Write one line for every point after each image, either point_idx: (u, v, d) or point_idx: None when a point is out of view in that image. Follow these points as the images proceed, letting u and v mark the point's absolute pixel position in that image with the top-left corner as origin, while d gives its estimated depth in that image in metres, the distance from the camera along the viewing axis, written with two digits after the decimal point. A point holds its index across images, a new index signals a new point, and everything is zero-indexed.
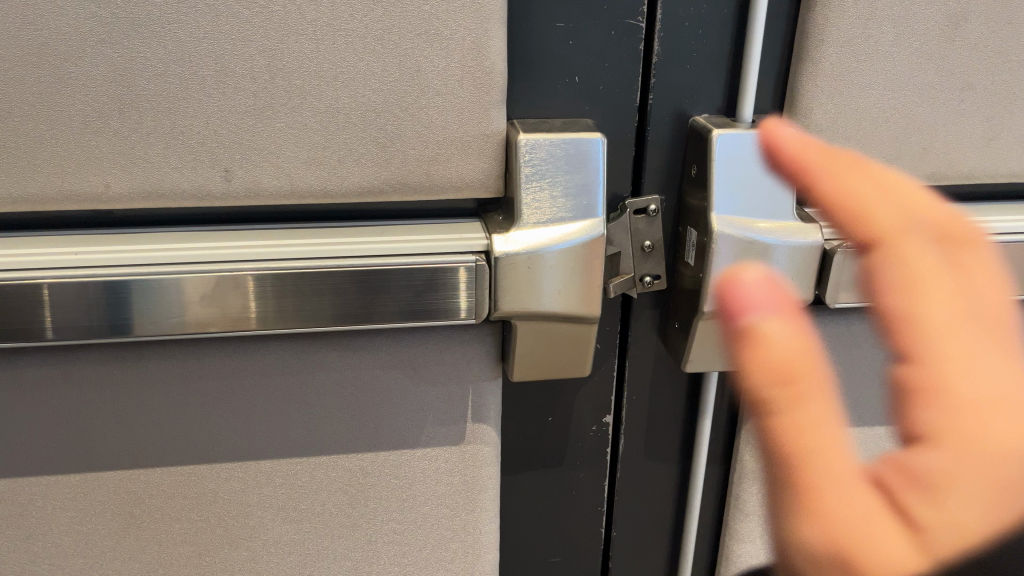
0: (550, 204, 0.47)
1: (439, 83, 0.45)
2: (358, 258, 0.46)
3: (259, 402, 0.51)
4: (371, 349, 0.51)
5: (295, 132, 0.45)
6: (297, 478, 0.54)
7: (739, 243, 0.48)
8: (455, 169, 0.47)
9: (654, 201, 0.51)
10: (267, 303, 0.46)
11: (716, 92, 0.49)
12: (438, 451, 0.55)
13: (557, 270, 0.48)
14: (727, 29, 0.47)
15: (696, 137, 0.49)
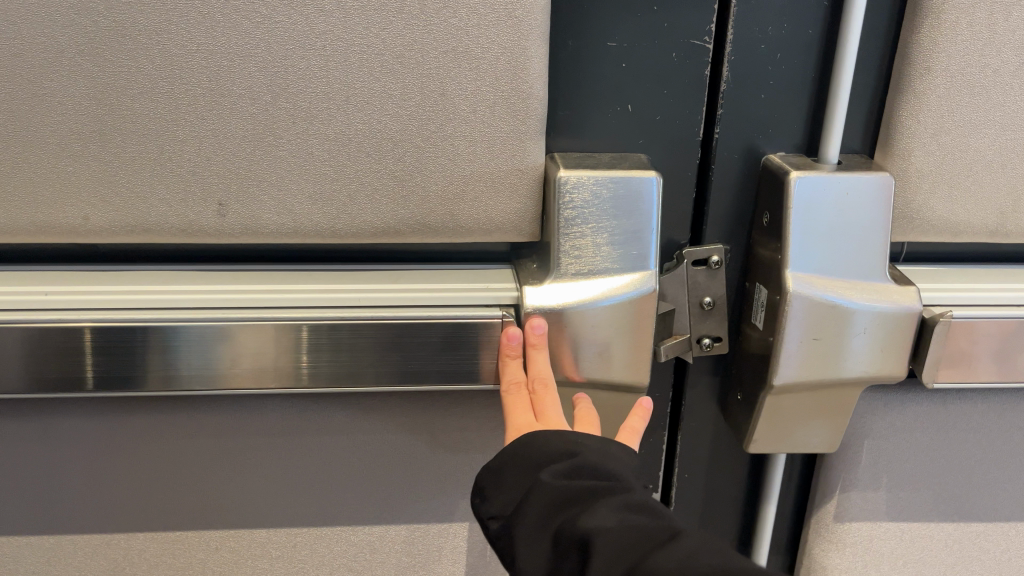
0: (593, 253, 0.40)
1: (467, 109, 0.38)
2: (368, 311, 0.40)
3: (255, 466, 0.45)
4: (384, 411, 0.44)
5: (299, 162, 0.39)
6: (295, 551, 0.48)
7: (817, 308, 0.41)
8: (482, 209, 0.41)
9: (716, 252, 0.44)
10: (321, 357, 0.40)
11: (795, 128, 0.42)
12: (456, 527, 0.48)
13: (598, 329, 0.41)
14: (812, 54, 0.40)
15: (770, 180, 0.41)
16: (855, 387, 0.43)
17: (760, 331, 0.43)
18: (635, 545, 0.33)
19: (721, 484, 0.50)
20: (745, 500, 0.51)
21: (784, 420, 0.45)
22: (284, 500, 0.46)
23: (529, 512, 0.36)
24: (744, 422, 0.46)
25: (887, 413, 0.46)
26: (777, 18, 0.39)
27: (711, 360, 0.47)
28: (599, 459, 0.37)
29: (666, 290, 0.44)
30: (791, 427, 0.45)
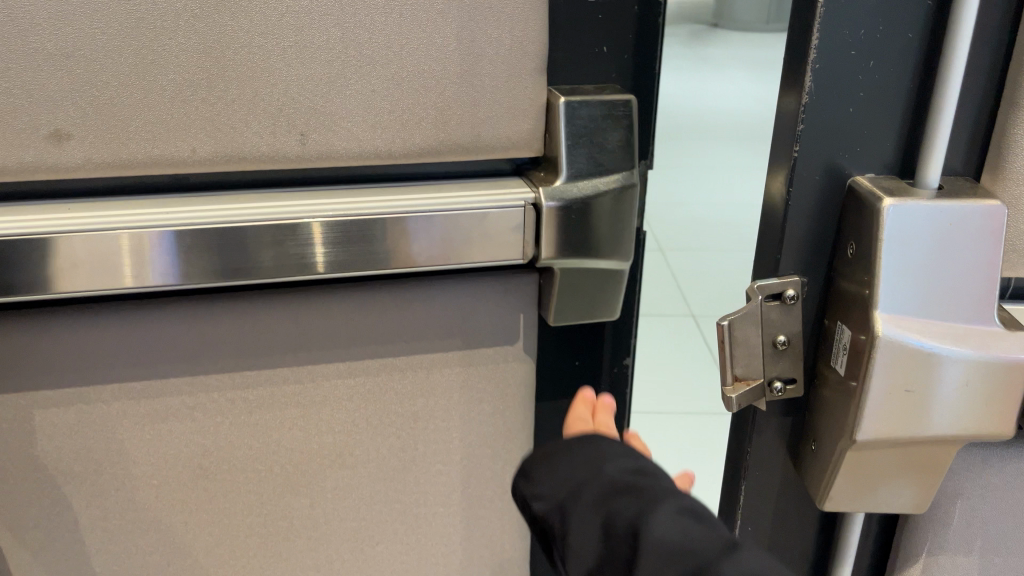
0: (591, 156, 0.40)
1: (497, 38, 0.38)
2: (432, 202, 0.39)
3: (302, 384, 0.44)
4: (435, 306, 0.44)
5: (369, 93, 0.37)
6: (355, 472, 0.47)
7: (910, 358, 0.35)
8: (503, 128, 0.40)
9: (792, 284, 0.39)
10: (417, 242, 0.39)
11: (885, 144, 0.37)
12: (498, 423, 0.48)
13: (595, 217, 0.41)
14: (907, 60, 0.36)
15: (858, 203, 0.36)
16: (947, 445, 0.38)
17: (840, 374, 0.38)
18: (698, 554, 0.32)
19: (789, 533, 0.46)
20: (817, 549, 0.46)
21: (869, 481, 0.39)
22: (332, 423, 0.45)
23: (584, 493, 0.35)
24: (819, 475, 0.40)
25: (986, 470, 0.41)
26: (867, 20, 0.34)
27: (782, 401, 0.42)
28: (657, 470, 0.37)
29: (738, 331, 0.38)
30: (877, 488, 0.39)
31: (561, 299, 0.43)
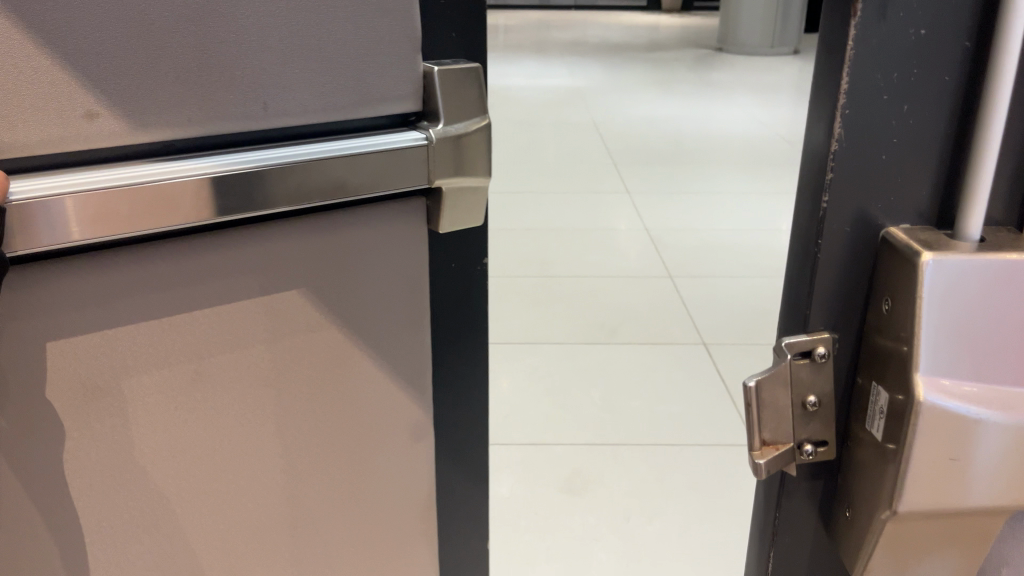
0: (461, 99, 0.57)
1: (402, 23, 0.52)
2: (364, 142, 0.52)
3: (291, 294, 0.54)
4: (362, 228, 0.56)
5: (320, 69, 0.49)
6: (314, 375, 0.58)
7: (939, 419, 0.44)
8: (400, 87, 0.54)
9: (822, 344, 0.51)
10: (356, 171, 0.52)
11: (924, 186, 0.48)
12: (408, 324, 0.62)
13: (471, 146, 0.58)
14: (944, 105, 0.46)
15: (892, 255, 0.47)
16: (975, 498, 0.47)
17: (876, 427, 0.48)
18: None
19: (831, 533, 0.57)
20: None
21: (909, 525, 0.48)
22: (312, 325, 0.56)
23: None
24: (859, 508, 0.50)
25: None
26: (903, 70, 0.45)
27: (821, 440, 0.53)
28: None
29: (776, 389, 0.50)
30: (919, 528, 0.48)
31: (449, 205, 0.59)
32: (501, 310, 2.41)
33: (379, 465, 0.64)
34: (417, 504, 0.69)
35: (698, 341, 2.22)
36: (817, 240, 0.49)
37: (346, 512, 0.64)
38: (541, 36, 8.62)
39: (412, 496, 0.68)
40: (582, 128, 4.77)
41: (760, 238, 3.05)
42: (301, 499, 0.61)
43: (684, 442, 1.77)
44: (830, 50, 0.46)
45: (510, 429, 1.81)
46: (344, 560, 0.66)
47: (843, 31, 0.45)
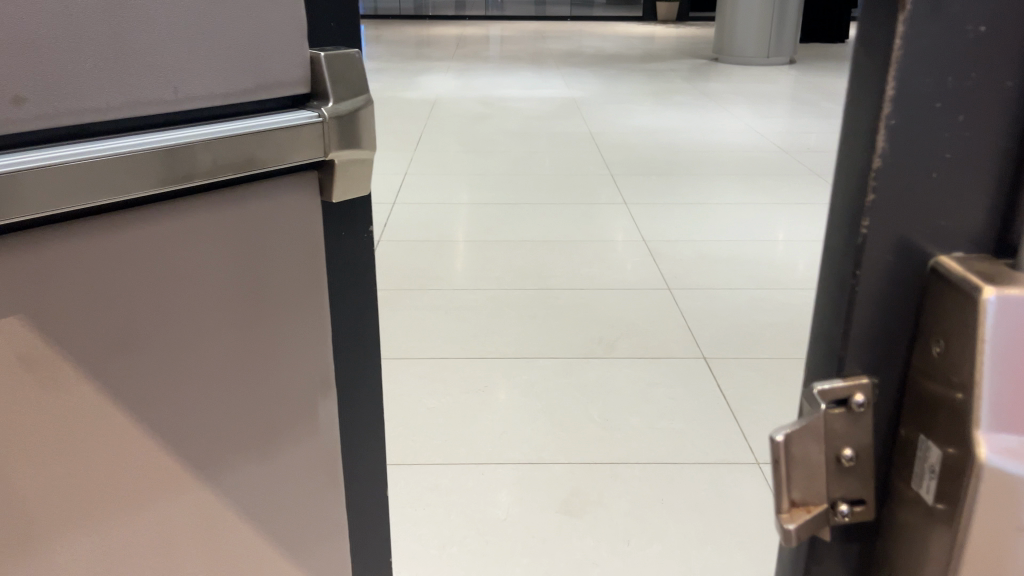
0: (344, 82, 0.66)
1: (288, 15, 0.60)
2: (265, 121, 0.60)
3: (214, 262, 0.61)
4: (263, 198, 0.63)
5: (220, 55, 0.56)
6: (233, 337, 0.64)
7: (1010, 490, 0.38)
8: (290, 72, 0.62)
9: (860, 390, 0.45)
10: (262, 145, 0.60)
11: (980, 209, 0.42)
12: (309, 287, 0.70)
13: (357, 122, 0.68)
14: (1002, 115, 0.40)
15: (946, 292, 0.40)
16: None
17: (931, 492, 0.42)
18: None
19: None
20: None
21: None
22: (235, 287, 0.63)
23: None
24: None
25: None
26: (956, 71, 0.39)
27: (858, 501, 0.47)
28: None
29: (808, 443, 0.45)
30: None
31: (340, 176, 0.68)
32: (499, 324, 2.36)
33: (289, 420, 0.72)
34: (323, 452, 0.76)
35: (700, 356, 2.16)
36: (855, 272, 0.44)
37: (271, 467, 0.71)
38: (539, 48, 8.59)
39: (319, 445, 0.76)
40: (581, 139, 4.73)
41: (763, 250, 2.99)
42: (231, 455, 0.67)
43: (686, 460, 1.72)
44: (873, 49, 0.41)
45: (507, 446, 1.76)
46: (270, 512, 0.72)
47: (890, 27, 0.39)
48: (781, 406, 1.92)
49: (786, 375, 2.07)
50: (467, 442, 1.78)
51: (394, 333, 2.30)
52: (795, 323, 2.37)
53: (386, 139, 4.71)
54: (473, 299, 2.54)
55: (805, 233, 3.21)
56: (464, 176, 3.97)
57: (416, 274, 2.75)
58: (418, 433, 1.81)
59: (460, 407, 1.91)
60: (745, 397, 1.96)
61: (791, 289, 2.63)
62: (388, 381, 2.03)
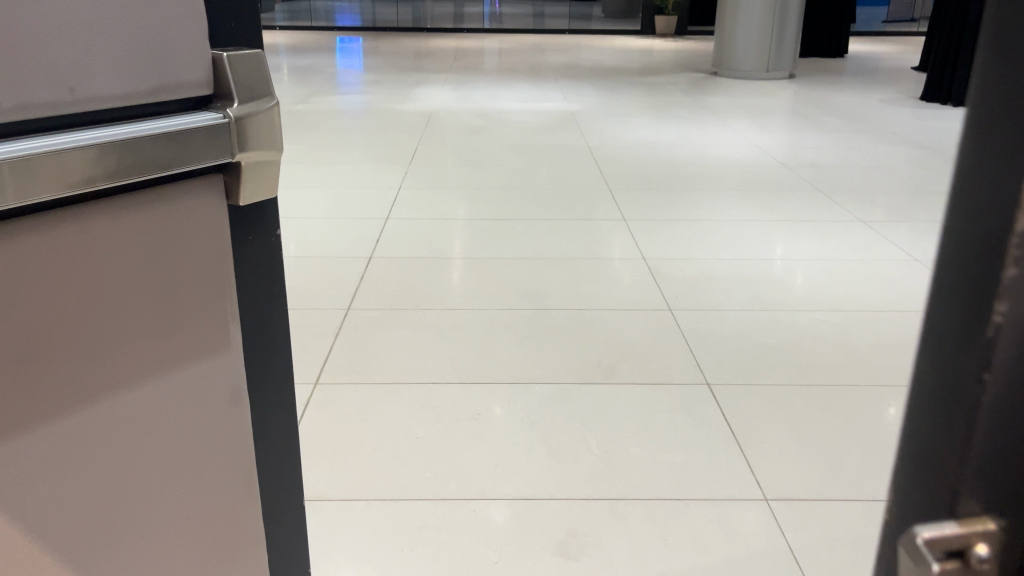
0: (246, 86, 0.78)
1: (177, 29, 0.70)
2: (167, 124, 0.71)
3: (135, 260, 0.71)
4: (169, 203, 0.74)
5: (110, 61, 0.65)
6: (150, 325, 0.74)
7: None
8: (189, 78, 0.73)
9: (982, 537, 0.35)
10: (165, 147, 0.70)
11: None
12: (219, 285, 0.81)
13: (260, 123, 0.80)
14: None
15: None
16: None
17: None
18: None
19: None
20: None
21: None
22: (151, 280, 0.73)
23: None
24: None
25: None
26: None
27: None
28: None
29: None
30: None
31: (246, 173, 0.80)
32: (492, 345, 2.27)
33: (200, 404, 0.82)
34: (230, 434, 0.87)
35: (703, 382, 2.07)
36: (979, 378, 0.35)
37: (180, 443, 0.81)
38: (537, 61, 8.50)
39: (227, 427, 0.87)
40: (579, 153, 4.64)
41: (767, 270, 2.90)
42: (151, 433, 0.78)
43: (690, 496, 1.62)
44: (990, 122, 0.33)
45: (501, 480, 1.67)
46: (175, 484, 0.82)
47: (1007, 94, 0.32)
48: (784, 434, 1.83)
49: (794, 404, 1.97)
50: (458, 475, 1.68)
51: (384, 355, 2.21)
52: (801, 347, 2.28)
53: (381, 152, 4.62)
54: (466, 319, 2.45)
55: (811, 251, 3.12)
56: (460, 190, 3.88)
57: (408, 292, 2.66)
58: (407, 465, 1.72)
59: (453, 437, 1.82)
60: (750, 426, 1.87)
61: (797, 310, 2.54)
62: (377, 408, 1.93)
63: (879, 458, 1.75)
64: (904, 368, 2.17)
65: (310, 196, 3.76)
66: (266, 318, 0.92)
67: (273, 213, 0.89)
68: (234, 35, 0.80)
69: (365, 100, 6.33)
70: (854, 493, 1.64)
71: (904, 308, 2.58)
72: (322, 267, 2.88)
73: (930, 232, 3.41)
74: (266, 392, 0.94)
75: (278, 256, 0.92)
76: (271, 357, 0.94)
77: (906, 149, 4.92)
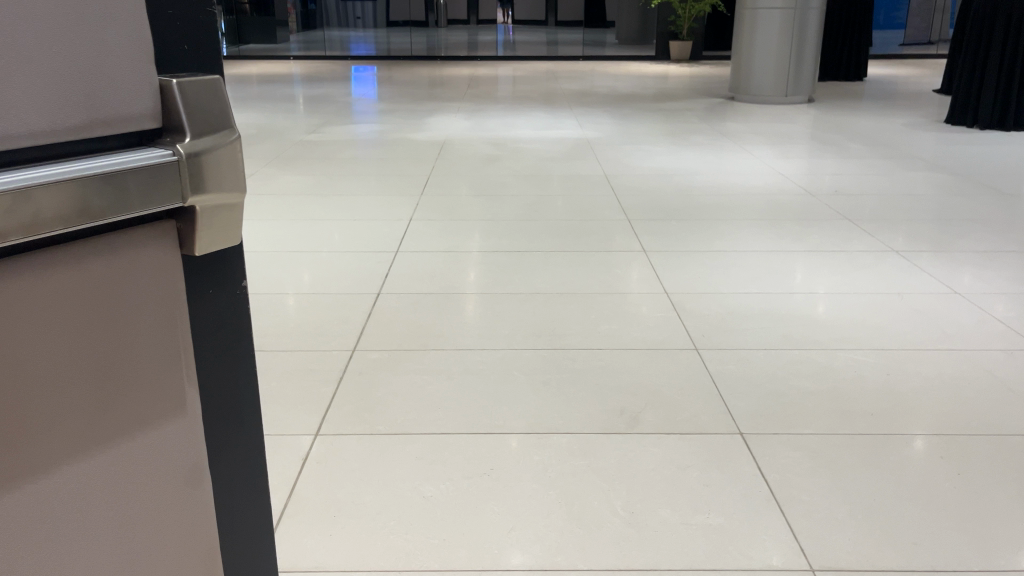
0: (202, 115, 0.59)
1: (118, 43, 0.53)
2: (100, 163, 0.53)
3: (53, 333, 0.52)
4: (111, 254, 0.55)
5: (29, 84, 0.48)
6: (78, 418, 0.56)
7: None
8: (130, 106, 0.55)
9: None
10: (98, 193, 0.52)
11: None
12: (178, 358, 0.63)
13: (222, 159, 0.60)
14: None
15: None
16: None
17: None
18: None
19: None
20: None
21: None
22: (83, 358, 0.55)
23: None
24: None
25: None
26: None
27: None
28: None
29: None
30: None
31: (204, 224, 0.61)
32: (507, 392, 2.11)
33: (154, 508, 0.64)
34: (188, 538, 0.68)
35: (736, 432, 1.90)
36: None
37: (125, 562, 0.62)
38: (550, 87, 8.43)
39: (185, 531, 0.67)
40: (594, 181, 4.51)
41: (796, 304, 2.74)
42: (83, 553, 0.59)
43: (726, 566, 1.45)
44: None
45: (513, 546, 1.51)
46: None
47: None
48: (830, 495, 1.66)
49: (836, 458, 1.80)
50: (469, 541, 1.52)
51: (392, 403, 2.06)
52: (840, 392, 2.11)
53: (392, 183, 4.52)
54: (480, 361, 2.29)
55: (841, 283, 2.96)
56: (473, 221, 3.75)
57: (417, 331, 2.51)
58: (413, 528, 1.56)
59: (465, 497, 1.66)
60: (790, 483, 1.70)
61: (832, 350, 2.38)
62: (381, 462, 1.78)
63: (936, 523, 1.58)
64: (953, 416, 1.99)
65: (319, 228, 3.65)
66: (238, 406, 0.73)
67: (241, 267, 0.69)
68: (187, 62, 0.63)
69: (377, 129, 6.26)
70: (912, 562, 1.47)
71: (944, 345, 2.42)
72: (329, 304, 2.74)
73: (962, 260, 3.26)
74: (240, 488, 0.75)
75: (248, 317, 0.72)
76: (244, 448, 0.75)
77: (931, 174, 4.77)
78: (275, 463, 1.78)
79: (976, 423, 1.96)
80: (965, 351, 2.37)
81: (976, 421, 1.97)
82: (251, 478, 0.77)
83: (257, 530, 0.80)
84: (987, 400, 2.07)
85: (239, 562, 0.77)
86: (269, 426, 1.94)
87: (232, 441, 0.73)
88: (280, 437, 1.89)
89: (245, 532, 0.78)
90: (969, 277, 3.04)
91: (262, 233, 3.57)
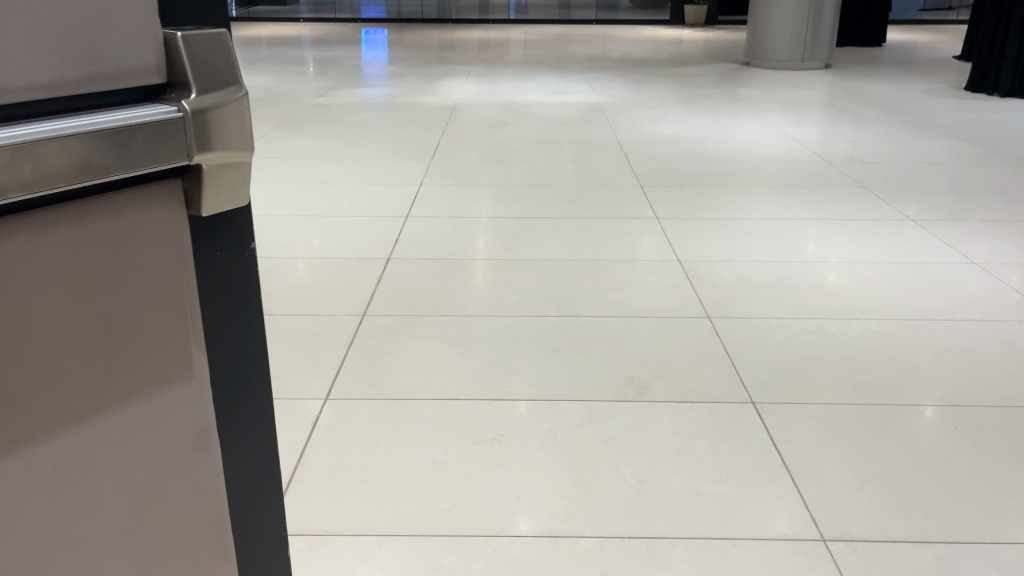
0: (208, 71, 0.57)
1: None
2: (104, 118, 0.50)
3: (50, 296, 0.50)
4: (110, 212, 0.53)
5: (30, 37, 0.46)
6: (77, 385, 0.54)
7: None
8: (135, 59, 0.53)
9: None
10: (102, 149, 0.50)
11: None
12: (183, 321, 0.61)
13: (227, 116, 0.58)
14: None
15: None
16: None
17: None
18: None
19: None
20: None
21: None
22: (78, 324, 0.53)
23: None
24: None
25: None
26: None
27: None
28: None
29: None
30: None
31: (209, 184, 0.59)
32: (517, 359, 2.10)
33: (157, 472, 0.62)
34: (194, 504, 0.67)
35: (748, 401, 1.89)
36: None
37: (128, 526, 0.61)
38: (563, 51, 8.32)
39: (190, 497, 0.66)
40: (606, 147, 4.46)
41: (808, 273, 2.71)
42: (86, 518, 0.57)
43: (736, 536, 1.44)
44: None
45: (521, 512, 1.51)
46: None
47: None
48: (841, 465, 1.65)
49: (849, 428, 1.79)
50: (476, 507, 1.52)
51: (401, 369, 2.04)
52: (852, 361, 2.09)
53: (402, 147, 4.47)
54: (490, 328, 2.28)
55: (856, 253, 2.92)
56: (483, 187, 3.71)
57: (426, 297, 2.49)
58: (421, 495, 1.56)
59: (474, 462, 1.65)
60: (802, 453, 1.69)
61: (845, 320, 2.35)
62: (390, 427, 1.77)
63: (948, 495, 1.57)
64: (967, 387, 1.97)
65: (328, 192, 3.62)
66: (246, 370, 0.71)
67: (248, 228, 0.68)
68: (193, 15, 0.61)
69: (387, 92, 6.19)
70: (922, 534, 1.46)
71: (959, 316, 2.38)
72: (339, 269, 2.73)
73: (979, 229, 3.21)
74: (248, 453, 0.74)
75: (256, 280, 0.70)
76: (253, 411, 0.74)
77: (948, 142, 4.69)
78: (284, 427, 1.78)
79: (990, 394, 1.93)
80: (981, 323, 2.34)
81: (990, 392, 1.94)
82: (259, 442, 0.76)
83: (266, 494, 0.79)
84: (1002, 372, 2.04)
85: (248, 526, 0.76)
86: (279, 390, 1.94)
87: (239, 406, 0.72)
88: (290, 402, 1.88)
89: (254, 496, 0.77)
90: (985, 248, 2.99)
91: (271, 196, 3.54)
